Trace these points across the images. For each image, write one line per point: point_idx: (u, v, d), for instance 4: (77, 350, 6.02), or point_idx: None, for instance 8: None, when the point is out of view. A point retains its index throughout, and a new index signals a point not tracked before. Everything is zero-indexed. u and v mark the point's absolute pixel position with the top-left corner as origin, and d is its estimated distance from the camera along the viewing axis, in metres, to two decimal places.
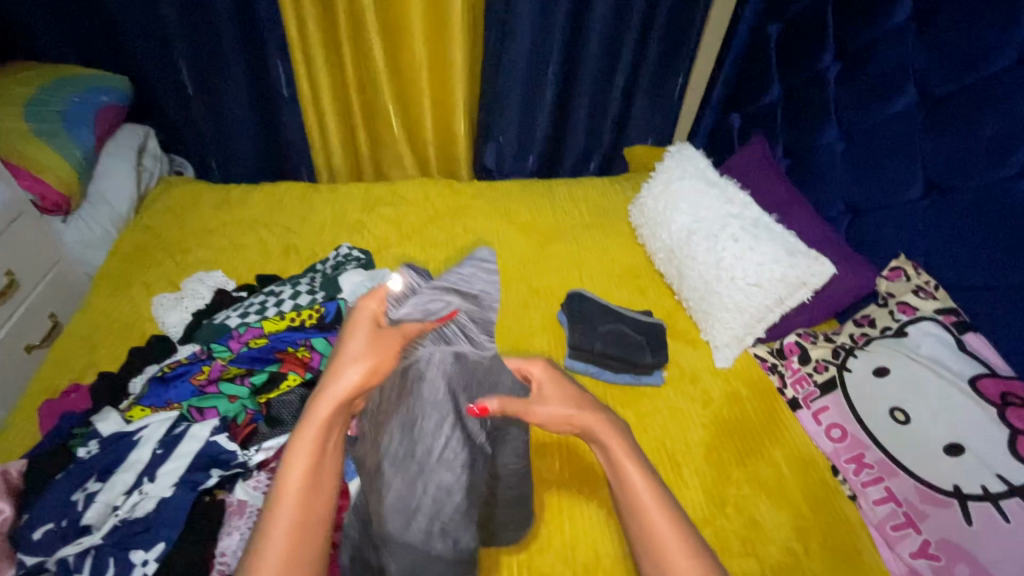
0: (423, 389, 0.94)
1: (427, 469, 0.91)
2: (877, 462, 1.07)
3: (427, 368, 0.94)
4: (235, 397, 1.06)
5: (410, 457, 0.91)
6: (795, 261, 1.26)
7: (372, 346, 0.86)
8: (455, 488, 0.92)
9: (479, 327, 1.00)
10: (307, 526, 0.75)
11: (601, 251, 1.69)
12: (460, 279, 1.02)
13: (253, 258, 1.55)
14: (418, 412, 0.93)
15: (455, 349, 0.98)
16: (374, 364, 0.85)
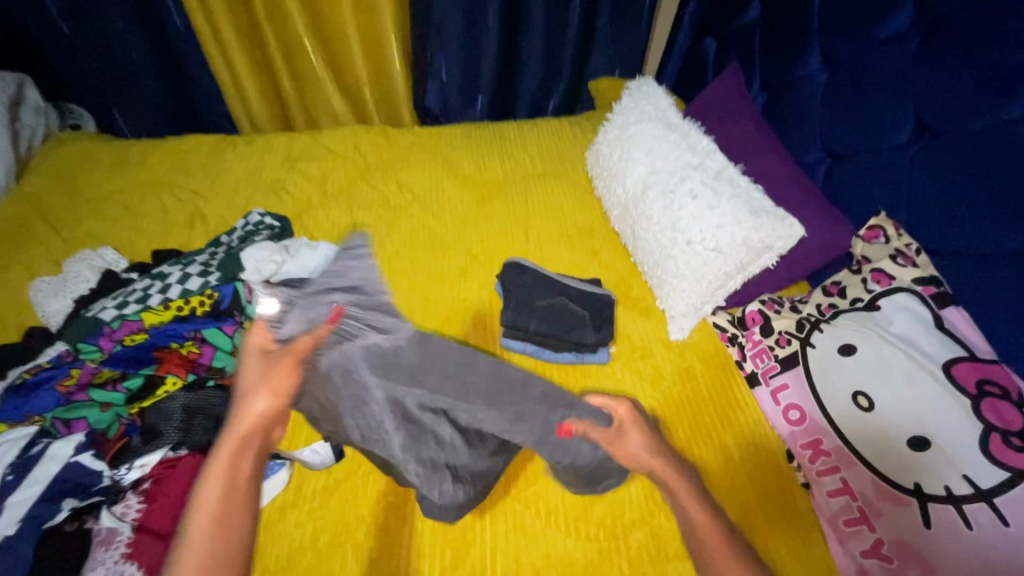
0: (354, 380, 0.91)
1: (382, 436, 0.91)
2: (834, 450, 0.96)
3: (345, 358, 0.92)
4: (108, 404, 0.93)
5: (368, 435, 0.91)
6: (758, 222, 1.08)
7: (270, 373, 0.87)
8: (403, 461, 0.90)
9: (374, 313, 0.96)
10: (220, 560, 0.72)
11: (551, 207, 1.50)
12: (333, 276, 1.00)
13: (152, 229, 1.37)
14: (361, 398, 0.91)
15: (363, 345, 0.93)
16: (277, 388, 0.87)
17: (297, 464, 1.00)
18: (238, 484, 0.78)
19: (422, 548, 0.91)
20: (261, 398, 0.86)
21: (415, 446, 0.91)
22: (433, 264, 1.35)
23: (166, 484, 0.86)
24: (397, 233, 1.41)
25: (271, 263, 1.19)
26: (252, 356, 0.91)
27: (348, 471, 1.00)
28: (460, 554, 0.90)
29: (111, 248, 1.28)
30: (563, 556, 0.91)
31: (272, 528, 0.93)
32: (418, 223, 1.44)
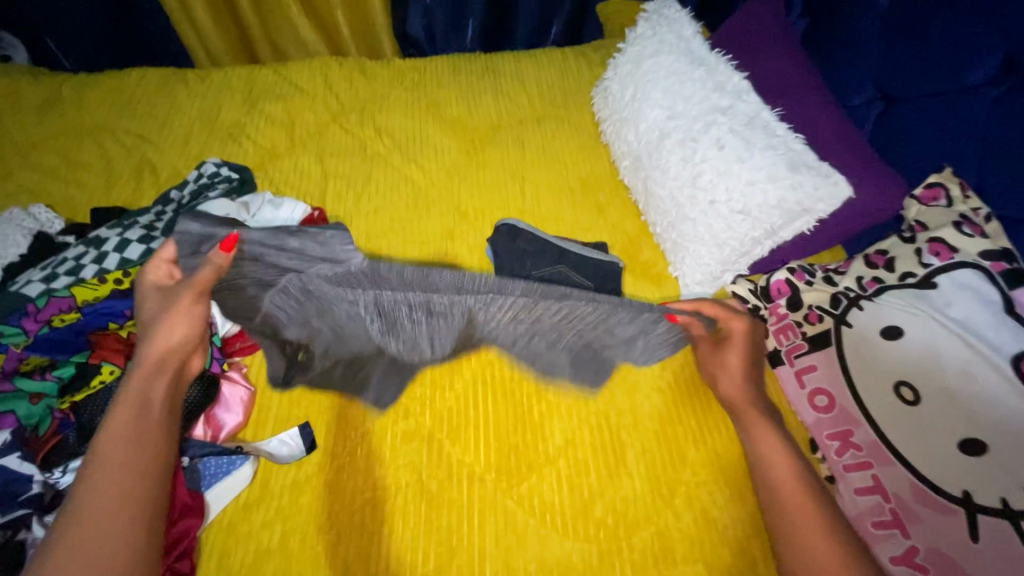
0: (318, 296, 0.91)
1: (365, 325, 0.94)
2: (866, 445, 0.86)
3: (304, 280, 0.89)
4: (38, 395, 0.81)
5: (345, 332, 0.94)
6: (796, 179, 0.91)
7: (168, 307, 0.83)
8: (382, 339, 0.95)
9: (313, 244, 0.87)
10: (133, 472, 0.68)
11: (551, 154, 1.32)
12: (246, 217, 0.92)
13: (92, 180, 1.20)
14: (331, 304, 0.92)
15: (315, 271, 0.88)
16: (176, 325, 0.83)
17: (262, 457, 0.88)
18: (151, 406, 0.75)
19: (404, 550, 0.82)
20: (164, 329, 0.83)
21: (393, 330, 0.94)
22: (417, 222, 1.19)
23: None
24: (376, 190, 1.24)
25: None
26: (148, 296, 0.87)
27: (320, 464, 0.89)
28: (444, 558, 0.81)
29: (43, 205, 1.11)
30: (560, 561, 0.82)
31: (237, 532, 0.83)
32: (401, 174, 1.26)
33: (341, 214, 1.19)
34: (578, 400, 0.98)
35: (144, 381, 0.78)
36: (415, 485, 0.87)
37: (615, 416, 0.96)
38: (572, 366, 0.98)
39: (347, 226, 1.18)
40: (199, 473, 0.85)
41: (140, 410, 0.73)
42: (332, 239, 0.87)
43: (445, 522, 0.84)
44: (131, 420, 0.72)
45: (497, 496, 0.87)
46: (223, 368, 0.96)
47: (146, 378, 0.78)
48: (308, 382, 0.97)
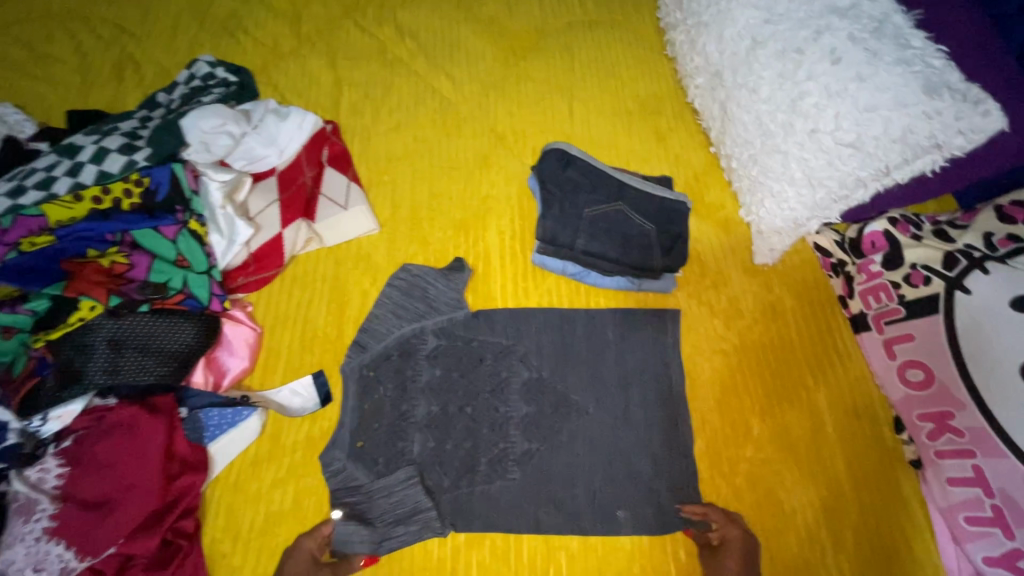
0: (405, 375, 0.81)
1: (437, 364, 0.82)
2: (968, 430, 0.72)
3: (381, 375, 0.81)
4: (10, 329, 0.69)
5: (407, 308, 0.85)
6: (932, 105, 0.71)
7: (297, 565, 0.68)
8: (452, 366, 0.82)
9: (393, 368, 0.81)
10: None
11: (605, 69, 1.11)
12: (279, 206, 0.88)
13: (68, 78, 1.02)
14: (410, 367, 0.81)
15: (396, 368, 0.81)
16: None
17: (273, 410, 0.77)
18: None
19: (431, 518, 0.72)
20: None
21: (463, 371, 0.81)
22: (445, 144, 1.01)
23: (90, 444, 0.67)
24: (397, 103, 1.05)
25: (226, 137, 0.88)
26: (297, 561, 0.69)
27: (336, 418, 0.79)
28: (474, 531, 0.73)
29: (11, 105, 0.94)
30: (605, 539, 0.74)
31: (246, 490, 0.74)
32: (427, 85, 1.07)
33: (357, 131, 1.02)
34: (629, 358, 0.84)
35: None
36: (443, 453, 0.77)
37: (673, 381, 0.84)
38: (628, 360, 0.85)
39: (364, 144, 1.01)
40: (196, 422, 0.74)
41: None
42: (408, 349, 0.83)
43: (477, 491, 0.75)
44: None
45: (536, 464, 0.77)
46: (224, 307, 0.80)
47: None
48: (323, 327, 0.84)
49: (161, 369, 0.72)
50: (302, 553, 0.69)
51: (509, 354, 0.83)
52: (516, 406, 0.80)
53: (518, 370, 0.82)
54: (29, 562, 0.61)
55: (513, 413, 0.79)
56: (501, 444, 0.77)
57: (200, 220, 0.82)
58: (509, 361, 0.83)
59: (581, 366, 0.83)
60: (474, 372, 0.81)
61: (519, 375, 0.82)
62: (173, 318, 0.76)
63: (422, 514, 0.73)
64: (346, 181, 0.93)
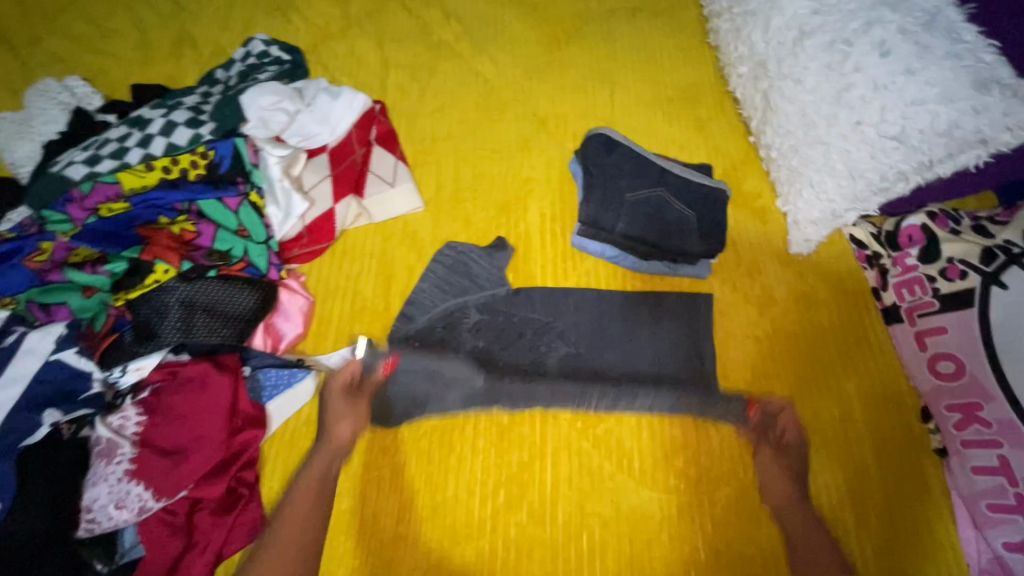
0: (447, 347, 0.84)
1: (475, 342, 0.85)
2: (996, 421, 0.74)
3: (427, 345, 0.85)
4: (92, 288, 0.75)
5: (451, 283, 0.89)
6: (981, 100, 0.72)
7: (345, 399, 0.77)
8: (493, 349, 0.85)
9: (434, 346, 0.85)
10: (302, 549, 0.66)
11: (647, 56, 1.12)
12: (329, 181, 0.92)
13: (129, 53, 1.07)
14: (449, 342, 0.85)
15: (441, 344, 0.85)
16: (341, 411, 0.76)
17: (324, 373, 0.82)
18: (326, 491, 0.71)
19: (456, 376, 0.81)
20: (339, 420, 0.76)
21: (504, 345, 0.85)
22: (489, 126, 1.04)
23: (166, 396, 0.73)
24: (441, 85, 1.07)
25: (282, 114, 0.91)
26: (334, 393, 0.77)
27: None
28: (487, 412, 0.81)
29: (79, 78, 0.99)
30: (637, 508, 0.77)
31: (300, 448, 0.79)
32: (472, 68, 1.09)
33: (404, 111, 1.05)
34: (664, 339, 0.88)
35: (326, 463, 0.73)
36: (486, 417, 0.81)
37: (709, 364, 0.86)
38: (662, 341, 0.88)
39: (410, 125, 1.04)
40: (256, 384, 0.79)
41: (317, 497, 0.70)
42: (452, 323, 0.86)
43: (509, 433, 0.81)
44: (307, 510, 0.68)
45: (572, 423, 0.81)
46: (280, 276, 0.85)
47: (328, 458, 0.73)
48: (371, 298, 0.89)
49: (226, 330, 0.78)
50: (339, 396, 0.77)
51: (548, 329, 0.87)
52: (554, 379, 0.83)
53: (556, 343, 0.86)
54: (111, 499, 0.67)
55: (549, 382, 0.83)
56: (529, 380, 0.82)
57: (259, 192, 0.86)
58: (549, 334, 0.87)
59: (617, 346, 0.87)
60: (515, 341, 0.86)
61: (556, 348, 0.86)
62: (236, 284, 0.80)
63: (456, 373, 0.82)
64: (393, 161, 0.96)
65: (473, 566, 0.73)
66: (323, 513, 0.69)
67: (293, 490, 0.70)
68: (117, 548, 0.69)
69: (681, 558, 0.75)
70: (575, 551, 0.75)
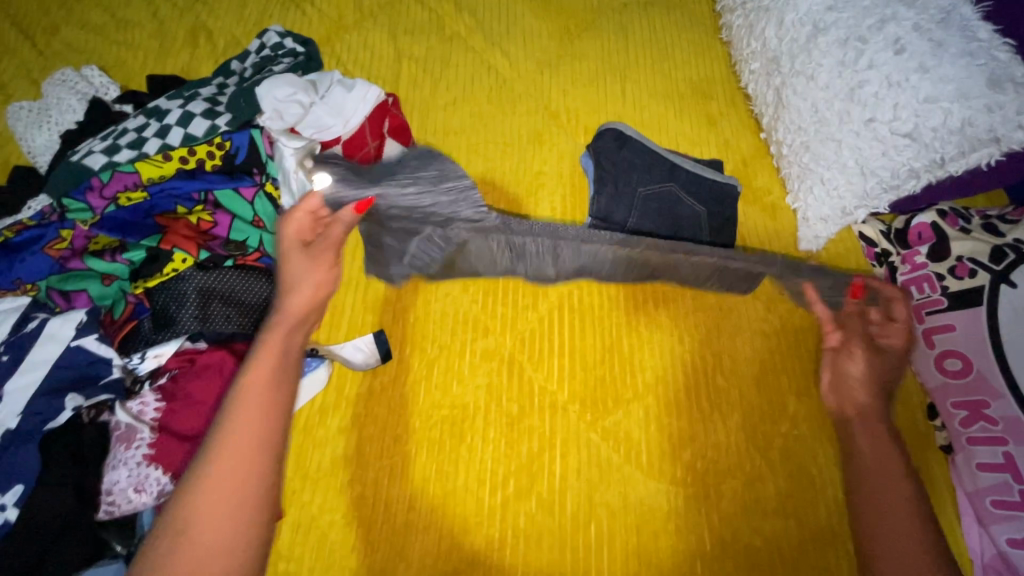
0: (433, 208, 0.90)
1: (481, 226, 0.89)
2: (1002, 418, 0.76)
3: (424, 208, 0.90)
4: (110, 276, 0.77)
5: (444, 192, 0.90)
6: (993, 98, 0.73)
7: (308, 253, 0.76)
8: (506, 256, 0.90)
9: (438, 220, 0.89)
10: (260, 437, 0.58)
11: (659, 49, 1.12)
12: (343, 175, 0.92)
13: (145, 44, 1.08)
14: (448, 213, 0.90)
15: (443, 214, 0.90)
16: (299, 269, 0.74)
17: (337, 362, 0.84)
18: (290, 361, 0.66)
19: (445, 201, 0.90)
20: (299, 278, 0.74)
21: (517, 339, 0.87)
22: (500, 119, 1.04)
23: (183, 382, 0.73)
24: (454, 78, 1.08)
25: (297, 106, 0.89)
26: (291, 250, 0.76)
27: (395, 374, 0.84)
28: (497, 252, 0.90)
29: (95, 68, 1.00)
30: (645, 500, 0.78)
31: (313, 436, 0.81)
32: (484, 61, 1.10)
33: (416, 103, 1.05)
34: (673, 334, 0.88)
35: (285, 335, 0.68)
36: (496, 406, 0.82)
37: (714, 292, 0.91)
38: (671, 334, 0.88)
39: (423, 118, 1.04)
40: None
41: (279, 366, 0.64)
42: (439, 191, 0.90)
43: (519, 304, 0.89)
44: (269, 374, 0.63)
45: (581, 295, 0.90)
46: None
47: (287, 332, 0.68)
48: (383, 289, 0.90)
49: (243, 319, 0.78)
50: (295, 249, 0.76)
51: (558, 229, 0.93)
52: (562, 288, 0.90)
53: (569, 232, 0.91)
54: (131, 483, 0.68)
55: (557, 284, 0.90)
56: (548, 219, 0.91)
57: (274, 183, 0.87)
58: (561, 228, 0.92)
59: (630, 279, 0.91)
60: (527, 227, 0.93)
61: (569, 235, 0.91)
62: (250, 272, 0.81)
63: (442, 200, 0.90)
64: (406, 153, 0.95)
65: (483, 553, 0.75)
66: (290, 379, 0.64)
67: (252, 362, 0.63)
68: (135, 531, 0.71)
69: (688, 548, 0.76)
70: (583, 539, 0.76)
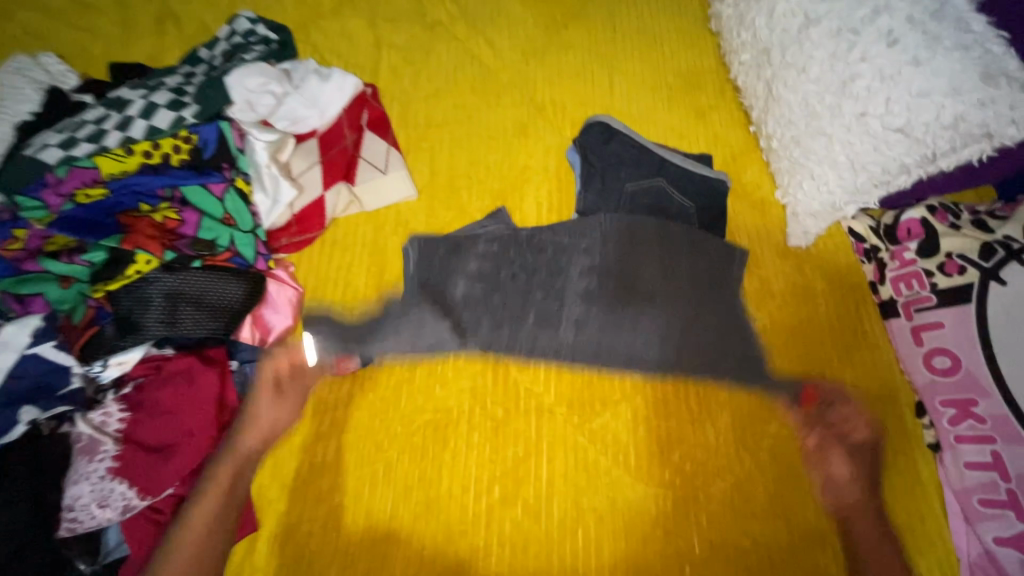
0: (434, 270, 0.85)
1: (483, 280, 0.85)
2: (990, 417, 0.75)
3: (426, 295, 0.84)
4: (69, 278, 0.72)
5: (435, 260, 0.86)
6: (987, 93, 0.71)
7: (279, 387, 0.74)
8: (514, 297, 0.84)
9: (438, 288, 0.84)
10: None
11: (647, 40, 1.09)
12: (317, 167, 0.89)
13: (108, 30, 1.02)
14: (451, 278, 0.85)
15: (447, 283, 0.84)
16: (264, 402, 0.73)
17: (312, 367, 0.80)
18: (234, 501, 0.68)
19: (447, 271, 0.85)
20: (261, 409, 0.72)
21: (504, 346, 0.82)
22: (483, 111, 1.01)
23: (151, 390, 0.71)
24: (436, 68, 1.04)
25: (269, 96, 0.88)
26: (261, 387, 0.74)
27: (376, 377, 0.81)
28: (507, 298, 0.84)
29: (54, 56, 0.94)
30: (633, 504, 0.77)
31: (291, 443, 0.78)
32: (467, 50, 1.06)
33: (396, 94, 1.01)
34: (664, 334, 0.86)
35: (235, 475, 0.69)
36: (481, 411, 0.80)
37: (740, 317, 0.86)
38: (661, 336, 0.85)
39: (403, 110, 1.00)
40: (244, 379, 0.77)
41: (223, 509, 0.67)
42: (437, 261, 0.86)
43: (521, 335, 0.83)
44: (210, 524, 0.66)
45: (591, 326, 0.83)
46: (268, 267, 0.82)
47: (239, 470, 0.69)
48: (362, 289, 0.86)
49: (213, 323, 0.75)
50: (268, 396, 0.73)
51: (568, 250, 0.87)
52: (571, 315, 0.84)
53: (577, 261, 0.86)
54: (94, 498, 0.65)
55: (566, 311, 0.84)
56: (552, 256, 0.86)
57: (245, 178, 0.83)
58: (569, 253, 0.87)
59: (650, 300, 0.85)
60: (533, 257, 0.87)
61: (578, 264, 0.86)
62: (221, 274, 0.77)
63: (441, 279, 0.85)
64: (386, 146, 0.93)
65: (468, 562, 0.73)
66: (227, 526, 0.66)
67: (198, 502, 0.66)
68: (101, 547, 0.67)
69: (676, 551, 0.75)
70: (570, 545, 0.74)
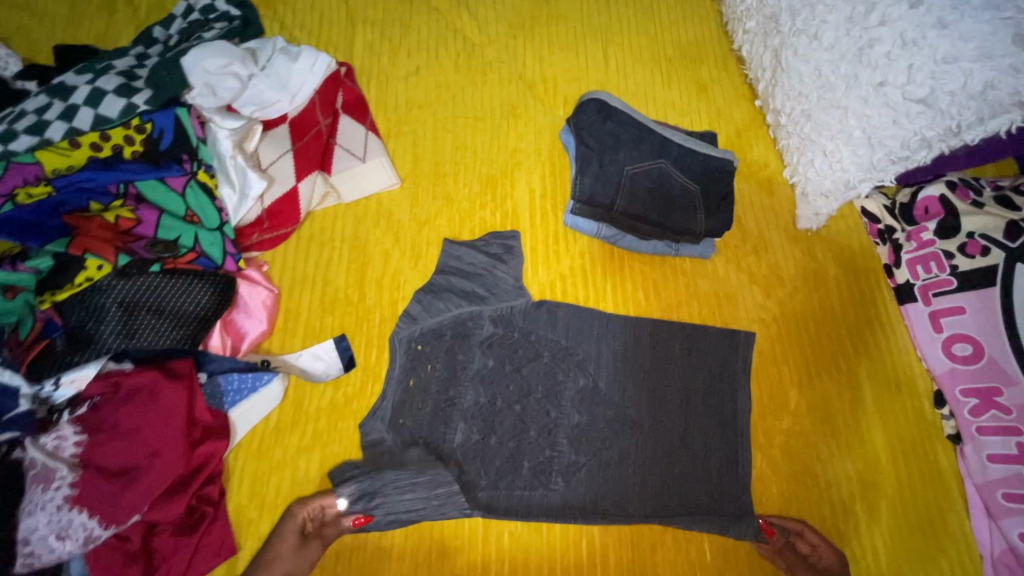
0: (438, 370, 0.75)
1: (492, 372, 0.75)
2: (1016, 408, 0.71)
3: (427, 398, 0.74)
4: (13, 289, 0.63)
5: (436, 362, 0.75)
6: (1019, 58, 0.65)
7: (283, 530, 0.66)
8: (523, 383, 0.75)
9: (443, 384, 0.74)
10: None
11: (644, 10, 1.01)
12: (287, 156, 0.81)
13: (54, 9, 0.93)
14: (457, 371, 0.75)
15: (454, 384, 0.74)
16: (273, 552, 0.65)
17: (294, 375, 0.74)
18: None
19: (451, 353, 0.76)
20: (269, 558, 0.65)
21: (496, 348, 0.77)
22: (469, 90, 0.93)
23: (110, 408, 0.64)
24: (416, 44, 0.96)
25: (232, 79, 0.79)
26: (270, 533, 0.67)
27: (360, 384, 0.75)
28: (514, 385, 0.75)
29: None
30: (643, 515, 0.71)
31: (269, 457, 0.72)
32: (450, 23, 0.98)
33: (374, 73, 0.93)
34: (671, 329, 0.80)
35: None
36: (476, 419, 0.74)
37: (766, 375, 0.80)
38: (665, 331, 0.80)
39: (382, 90, 0.92)
40: (216, 391, 0.71)
41: None
42: (439, 356, 0.75)
43: (522, 344, 0.77)
44: None
45: (608, 399, 0.76)
46: (239, 266, 0.76)
47: None
48: (343, 288, 0.80)
49: (178, 332, 0.69)
50: (289, 551, 0.66)
51: (568, 356, 0.77)
52: (574, 380, 0.76)
53: (573, 357, 0.77)
54: (51, 530, 0.59)
55: (572, 386, 0.76)
56: (559, 332, 0.78)
57: (209, 171, 0.76)
58: (581, 353, 0.77)
59: (669, 362, 0.78)
60: (537, 338, 0.78)
61: (575, 380, 0.76)
62: (184, 279, 0.71)
63: (447, 372, 0.75)
64: (363, 131, 0.86)
65: None
66: None
67: None
68: None
69: (687, 560, 0.71)
70: (574, 557, 0.69)
